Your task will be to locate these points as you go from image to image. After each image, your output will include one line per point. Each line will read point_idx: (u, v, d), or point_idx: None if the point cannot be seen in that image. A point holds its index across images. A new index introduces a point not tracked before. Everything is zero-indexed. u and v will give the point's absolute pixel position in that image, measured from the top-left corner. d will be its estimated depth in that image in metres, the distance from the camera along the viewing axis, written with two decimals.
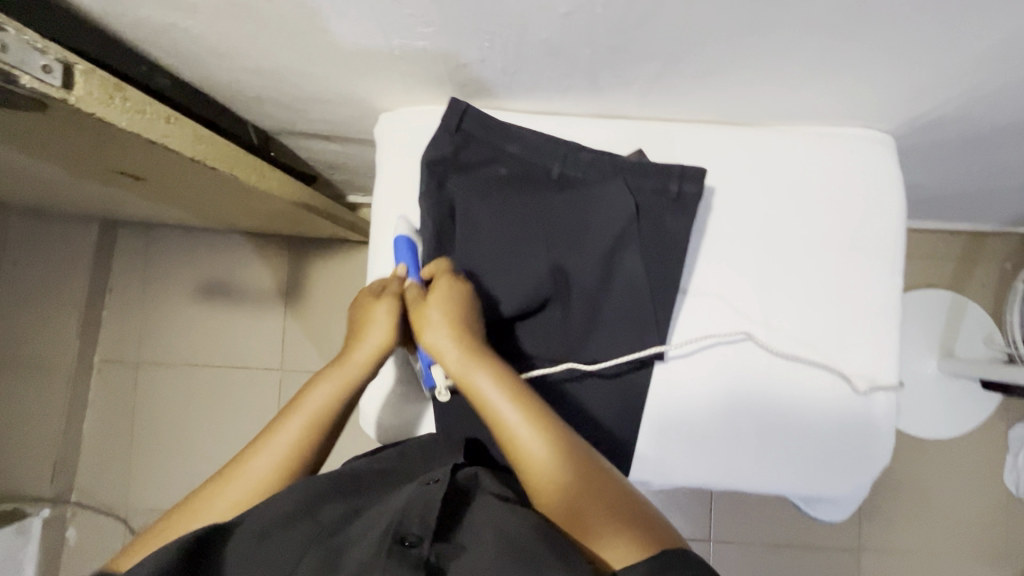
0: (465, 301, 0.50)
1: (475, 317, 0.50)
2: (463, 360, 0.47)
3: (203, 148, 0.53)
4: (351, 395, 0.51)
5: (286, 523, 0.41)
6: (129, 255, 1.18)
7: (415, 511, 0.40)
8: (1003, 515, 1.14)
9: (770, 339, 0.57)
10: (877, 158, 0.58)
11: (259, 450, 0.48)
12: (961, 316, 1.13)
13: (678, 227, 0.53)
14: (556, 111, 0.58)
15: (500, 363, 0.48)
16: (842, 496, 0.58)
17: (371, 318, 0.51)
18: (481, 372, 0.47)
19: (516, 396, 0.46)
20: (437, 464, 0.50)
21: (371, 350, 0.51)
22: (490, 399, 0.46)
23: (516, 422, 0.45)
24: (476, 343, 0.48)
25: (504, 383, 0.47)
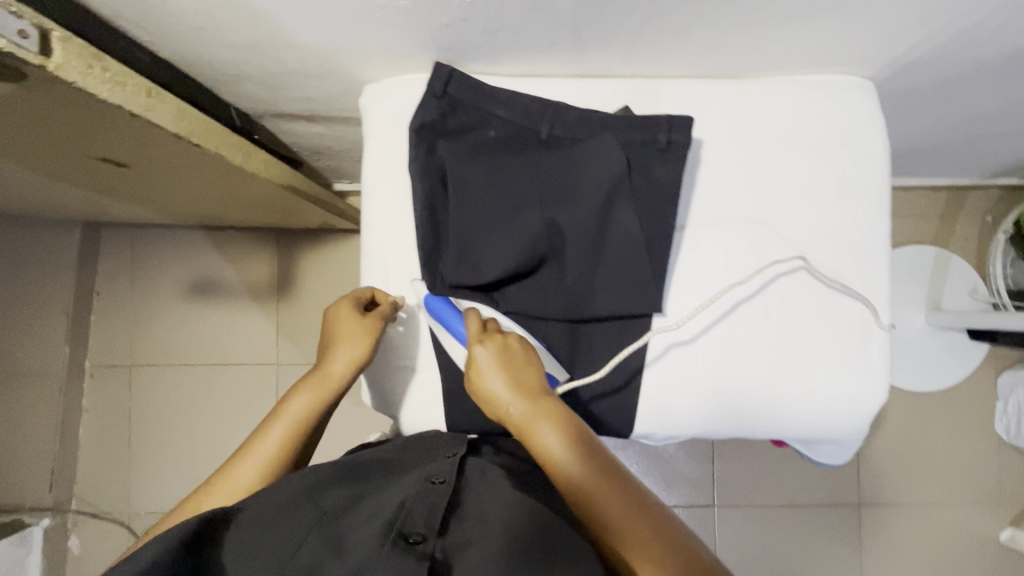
0: (517, 356, 0.51)
1: (531, 369, 0.51)
2: (525, 415, 0.48)
3: (186, 125, 0.53)
4: (329, 403, 0.56)
5: (291, 511, 0.42)
6: (113, 256, 1.17)
7: (419, 512, 0.41)
8: (994, 461, 1.17)
9: (821, 263, 0.58)
10: (860, 102, 0.59)
11: (247, 453, 0.52)
12: (947, 270, 1.15)
13: (668, 178, 0.54)
14: (540, 73, 0.58)
15: (561, 413, 0.49)
16: (842, 435, 0.59)
17: (348, 335, 0.55)
18: (543, 425, 0.47)
19: (579, 447, 0.47)
20: (439, 451, 0.51)
21: (348, 364, 0.55)
22: (555, 453, 0.46)
23: (582, 473, 0.45)
24: (535, 397, 0.49)
25: (565, 433, 0.47)
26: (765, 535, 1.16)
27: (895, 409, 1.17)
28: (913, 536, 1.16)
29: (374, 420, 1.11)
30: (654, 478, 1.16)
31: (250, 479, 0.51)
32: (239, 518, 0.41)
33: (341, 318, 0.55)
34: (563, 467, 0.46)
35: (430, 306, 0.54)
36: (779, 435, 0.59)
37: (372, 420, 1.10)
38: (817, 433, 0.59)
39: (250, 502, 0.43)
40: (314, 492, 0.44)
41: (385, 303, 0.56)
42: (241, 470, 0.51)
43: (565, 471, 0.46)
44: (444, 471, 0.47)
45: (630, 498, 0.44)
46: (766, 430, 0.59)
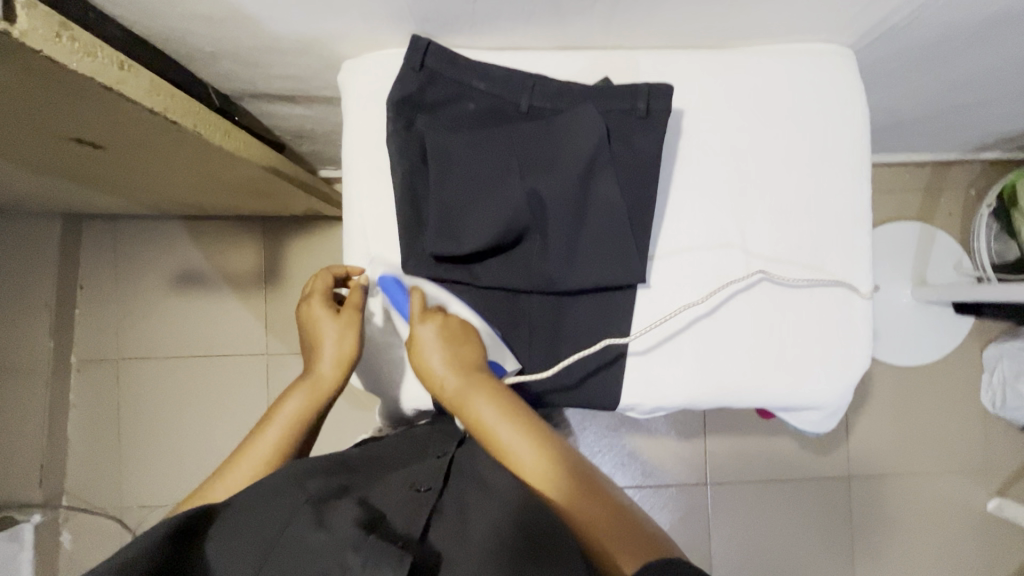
0: (458, 332, 0.54)
1: (470, 345, 0.54)
2: (460, 387, 0.52)
3: (161, 101, 0.52)
4: (322, 405, 0.55)
5: (276, 495, 0.42)
6: (97, 250, 1.15)
7: (399, 516, 0.41)
8: (979, 432, 1.19)
9: (781, 271, 0.58)
10: (840, 68, 0.59)
11: (240, 456, 0.52)
12: (931, 245, 1.16)
13: (649, 147, 0.53)
14: (520, 46, 0.57)
15: (495, 385, 0.52)
16: (827, 402, 0.59)
17: (330, 332, 0.54)
18: (477, 396, 0.51)
19: (512, 416, 0.50)
20: (425, 456, 0.51)
21: (336, 362, 0.54)
22: (487, 420, 0.50)
23: (510, 436, 0.49)
24: (472, 370, 0.52)
25: (499, 404, 0.51)
26: (758, 510, 1.17)
27: (883, 383, 1.19)
28: (902, 507, 1.18)
29: (365, 406, 1.10)
30: (648, 457, 1.17)
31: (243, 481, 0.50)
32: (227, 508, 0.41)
33: (322, 317, 0.55)
34: (494, 433, 0.50)
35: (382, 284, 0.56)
36: (766, 403, 0.59)
37: (363, 408, 1.10)
38: (804, 400, 0.59)
39: (236, 496, 0.43)
40: (300, 479, 0.45)
41: (354, 287, 0.55)
42: (233, 475, 0.51)
43: (496, 437, 0.49)
44: (428, 479, 0.46)
45: (553, 459, 0.48)
46: (753, 397, 0.59)
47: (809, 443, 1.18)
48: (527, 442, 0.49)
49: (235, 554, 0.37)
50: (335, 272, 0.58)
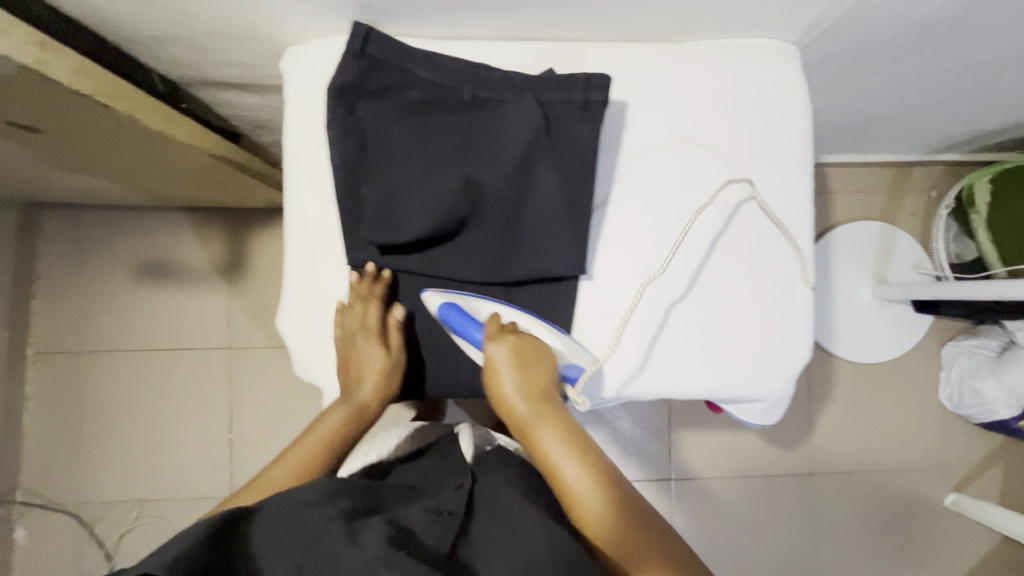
0: (532, 356, 0.54)
1: (541, 371, 0.54)
2: (529, 415, 0.53)
3: (89, 83, 0.51)
4: (361, 421, 0.61)
5: (307, 510, 0.48)
6: (56, 240, 1.12)
7: (429, 536, 0.47)
8: (937, 428, 1.21)
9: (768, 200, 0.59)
10: (783, 64, 0.59)
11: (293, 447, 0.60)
12: (893, 245, 1.18)
13: (585, 137, 0.54)
14: (465, 36, 0.57)
15: (562, 418, 0.54)
16: (768, 394, 0.60)
17: (373, 368, 0.57)
18: (544, 428, 0.53)
19: (578, 451, 0.52)
20: (447, 484, 0.57)
21: (375, 391, 0.58)
22: (553, 454, 0.52)
23: (576, 474, 0.51)
24: (541, 399, 0.54)
25: (566, 438, 0.53)
26: (720, 506, 1.18)
27: (844, 380, 1.20)
28: (861, 502, 1.20)
29: None
30: (614, 453, 1.17)
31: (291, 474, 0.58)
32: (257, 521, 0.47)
33: (365, 350, 0.56)
34: (557, 469, 0.52)
35: (443, 315, 0.53)
36: (709, 395, 0.59)
37: None
38: (745, 392, 0.59)
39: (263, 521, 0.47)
40: (328, 497, 0.50)
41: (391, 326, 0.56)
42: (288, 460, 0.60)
43: (559, 473, 0.52)
44: (453, 506, 0.53)
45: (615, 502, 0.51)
46: (697, 390, 0.59)
47: (771, 439, 1.19)
48: (590, 482, 0.51)
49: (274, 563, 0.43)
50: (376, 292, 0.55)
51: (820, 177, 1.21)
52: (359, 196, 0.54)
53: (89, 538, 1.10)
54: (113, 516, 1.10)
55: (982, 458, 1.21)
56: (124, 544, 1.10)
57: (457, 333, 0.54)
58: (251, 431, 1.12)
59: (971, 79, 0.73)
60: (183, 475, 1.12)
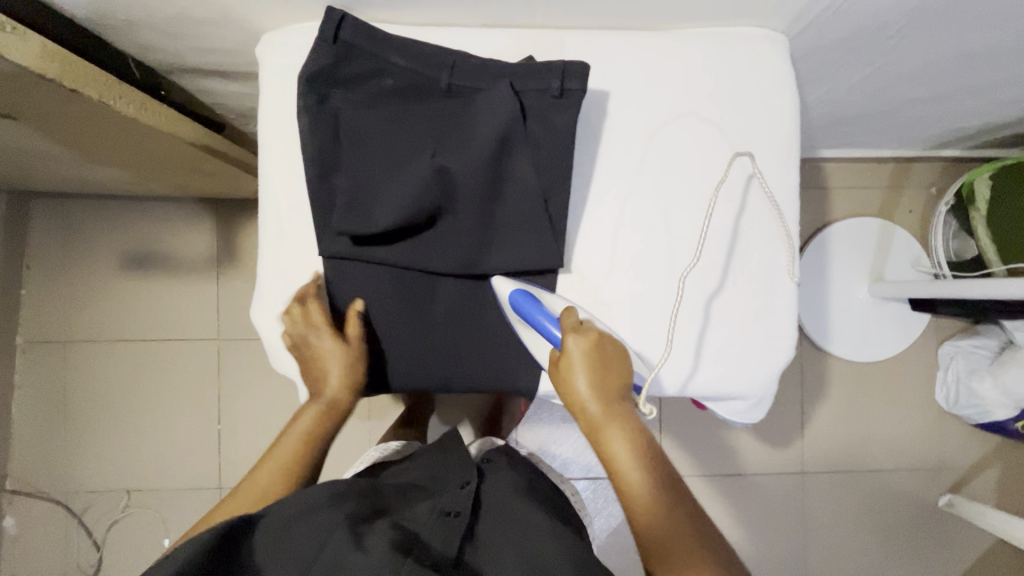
0: (608, 355, 0.51)
1: (617, 372, 0.52)
2: (599, 416, 0.51)
3: (55, 68, 0.51)
4: (334, 419, 0.57)
5: (312, 513, 0.47)
6: (45, 229, 1.12)
7: (436, 539, 0.46)
8: (932, 429, 1.20)
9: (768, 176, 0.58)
10: (769, 54, 0.58)
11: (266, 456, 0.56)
12: (891, 242, 1.15)
13: (562, 127, 0.53)
14: (443, 23, 0.56)
15: (633, 420, 0.51)
16: (751, 392, 0.59)
17: (332, 358, 0.54)
18: (614, 430, 0.51)
19: (644, 458, 0.50)
20: (452, 482, 0.57)
21: (341, 382, 0.55)
22: (619, 456, 0.50)
23: (639, 481, 0.49)
24: (615, 400, 0.51)
25: (636, 443, 0.50)
26: (710, 504, 1.17)
27: (838, 379, 1.19)
28: (853, 502, 1.19)
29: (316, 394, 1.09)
30: None
31: (270, 483, 0.54)
32: (263, 524, 0.46)
33: (322, 342, 0.54)
34: (623, 473, 0.50)
35: (516, 302, 0.52)
36: (690, 392, 0.59)
37: None
38: (727, 390, 0.58)
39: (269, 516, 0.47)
40: (335, 499, 0.50)
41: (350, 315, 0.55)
42: (259, 472, 0.55)
43: (624, 476, 0.50)
44: (457, 504, 0.52)
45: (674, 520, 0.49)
46: (679, 387, 0.58)
47: (763, 437, 1.18)
48: (650, 491, 0.49)
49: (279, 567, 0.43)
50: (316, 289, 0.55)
51: (817, 173, 1.19)
52: (332, 186, 0.53)
53: (78, 527, 1.10)
54: (102, 505, 1.11)
55: (979, 458, 1.19)
56: (113, 533, 1.10)
57: (526, 320, 0.52)
58: (239, 423, 1.12)
59: (969, 71, 0.71)
60: (170, 465, 1.12)
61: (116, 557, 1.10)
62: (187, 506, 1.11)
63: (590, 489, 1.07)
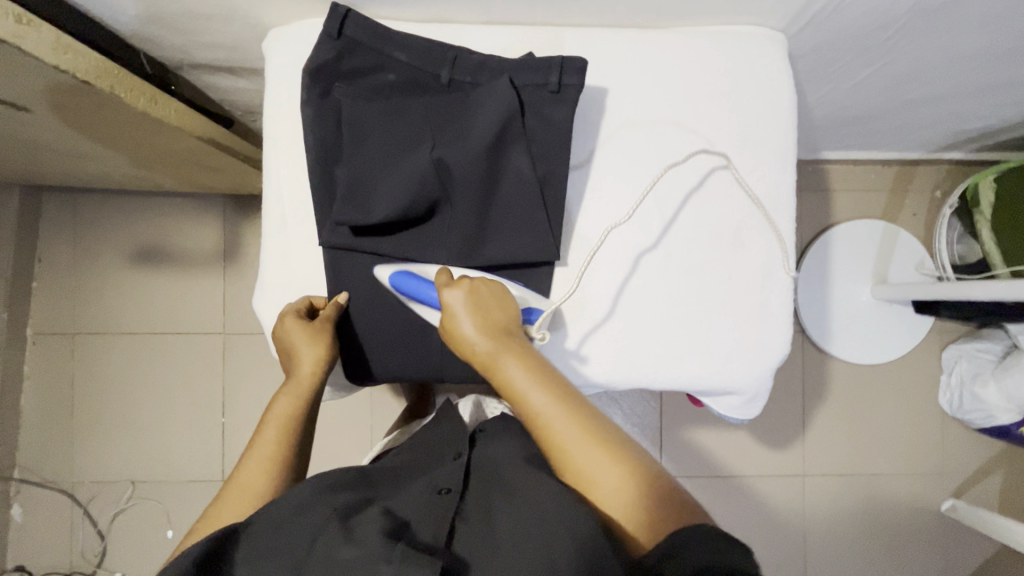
0: (489, 295, 0.51)
1: (500, 307, 0.51)
2: (492, 352, 0.49)
3: (69, 60, 0.52)
4: (309, 402, 0.56)
5: (299, 511, 0.47)
6: (57, 223, 1.15)
7: (426, 525, 0.46)
8: (935, 432, 1.19)
9: (755, 171, 0.59)
10: (769, 52, 0.58)
11: (244, 459, 0.52)
12: (893, 243, 1.15)
13: (559, 121, 0.54)
14: (446, 19, 0.57)
15: (527, 349, 0.50)
16: (745, 385, 0.59)
17: (301, 340, 0.54)
18: (509, 360, 0.49)
19: (545, 380, 0.48)
20: (442, 459, 0.58)
21: (316, 360, 0.55)
22: (519, 385, 0.48)
23: (545, 404, 0.47)
24: (504, 334, 0.50)
25: (532, 369, 0.49)
26: (710, 505, 1.17)
27: (839, 381, 1.19)
28: (854, 507, 1.18)
29: None
30: None
31: (258, 479, 0.51)
32: (248, 533, 0.45)
33: (292, 328, 0.54)
34: (527, 402, 0.48)
35: (397, 282, 0.53)
36: (682, 386, 0.59)
37: None
38: (721, 383, 0.59)
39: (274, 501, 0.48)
40: (324, 492, 0.49)
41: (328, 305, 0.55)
42: (243, 475, 0.51)
43: (530, 406, 0.48)
44: (449, 482, 0.52)
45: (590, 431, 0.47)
46: (671, 380, 0.58)
47: (763, 439, 1.18)
48: (559, 411, 0.47)
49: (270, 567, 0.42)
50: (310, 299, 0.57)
51: (820, 175, 1.19)
52: (334, 176, 0.55)
53: (82, 517, 1.12)
54: (106, 496, 1.12)
55: (981, 464, 1.18)
56: (116, 524, 1.12)
57: (411, 298, 0.53)
58: (243, 417, 1.14)
59: (971, 72, 0.71)
60: (173, 458, 1.13)
61: (118, 548, 1.12)
62: (190, 498, 1.12)
63: None
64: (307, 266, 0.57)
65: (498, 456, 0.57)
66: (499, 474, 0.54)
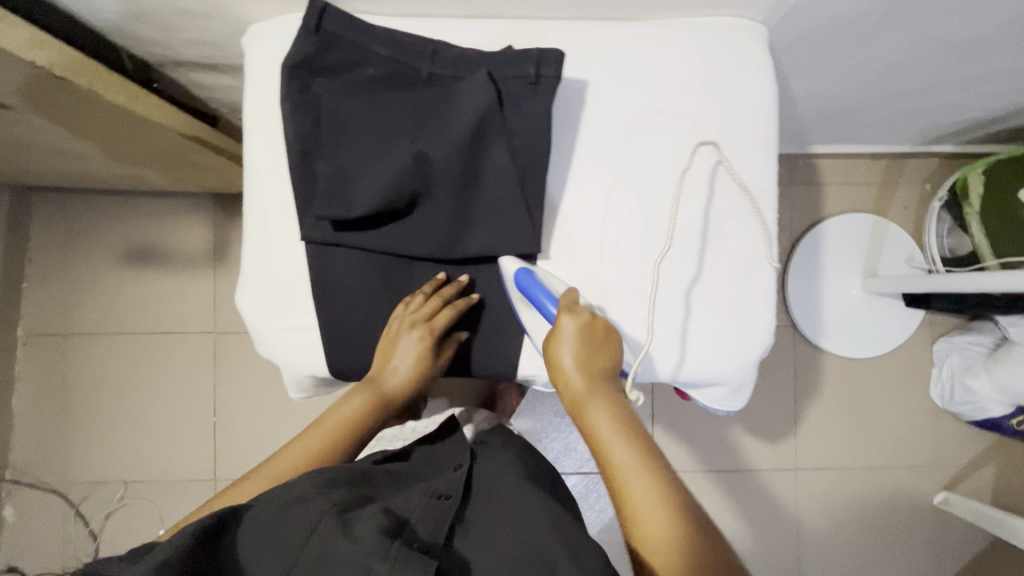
0: (599, 337, 0.52)
1: (604, 353, 0.52)
2: (584, 390, 0.51)
3: (45, 56, 0.52)
4: (371, 416, 0.58)
5: (298, 502, 0.46)
6: (47, 225, 1.14)
7: (425, 527, 0.46)
8: (927, 425, 1.19)
9: (738, 162, 0.59)
10: (749, 43, 0.58)
11: (292, 442, 0.56)
12: (883, 238, 1.15)
13: (537, 113, 0.54)
14: (425, 15, 0.57)
15: (617, 400, 0.51)
16: (730, 376, 0.59)
17: (405, 352, 0.57)
18: (598, 405, 0.50)
19: (629, 432, 0.49)
20: (444, 466, 0.58)
21: (401, 376, 0.58)
22: (603, 430, 0.49)
23: (625, 454, 0.47)
24: (599, 379, 0.51)
25: (619, 419, 0.49)
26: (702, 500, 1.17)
27: (830, 375, 1.19)
28: (846, 499, 1.18)
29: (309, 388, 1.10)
30: None
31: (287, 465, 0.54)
32: (250, 512, 0.45)
33: (401, 337, 0.56)
34: (605, 445, 0.49)
35: (521, 281, 0.54)
36: (666, 379, 0.59)
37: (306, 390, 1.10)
38: (706, 374, 0.59)
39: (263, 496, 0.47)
40: (324, 486, 0.49)
41: (453, 336, 0.59)
42: (279, 457, 0.55)
43: (607, 451, 0.48)
44: (449, 488, 0.53)
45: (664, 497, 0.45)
46: (654, 374, 0.58)
47: (755, 434, 1.18)
48: (638, 466, 0.47)
49: (266, 553, 0.42)
50: (443, 299, 0.57)
51: (810, 169, 1.20)
52: (315, 172, 0.54)
53: (75, 518, 1.12)
54: (98, 496, 1.12)
55: (973, 456, 1.18)
56: (108, 524, 1.12)
57: (537, 300, 0.53)
58: (234, 416, 1.14)
59: (955, 63, 0.71)
60: (164, 458, 1.13)
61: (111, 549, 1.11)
62: (182, 498, 1.12)
63: (583, 484, 1.07)
64: (288, 263, 0.57)
65: (497, 472, 0.58)
66: (493, 492, 0.54)
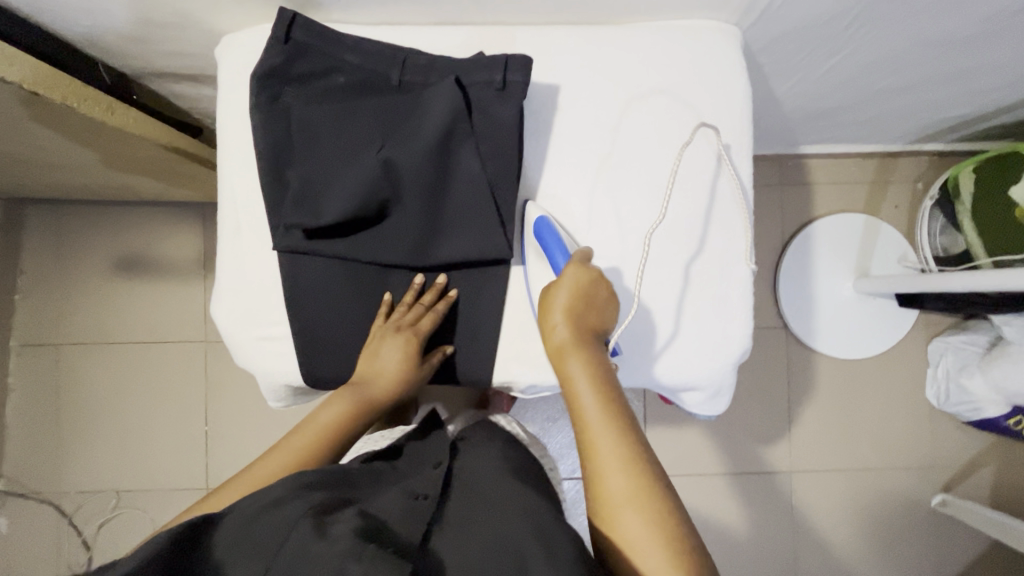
0: (595, 296, 0.52)
1: (595, 311, 0.52)
2: (569, 342, 0.51)
3: (15, 71, 0.53)
4: (356, 420, 0.58)
5: (272, 510, 0.45)
6: (39, 235, 1.15)
7: (402, 528, 0.44)
8: (923, 426, 1.18)
9: (711, 165, 0.58)
10: (722, 46, 0.58)
11: (274, 450, 0.56)
12: (875, 236, 1.14)
13: (505, 118, 0.53)
14: (396, 23, 0.57)
15: (599, 357, 0.51)
16: (706, 380, 0.59)
17: (391, 354, 0.57)
18: (578, 359, 0.50)
19: (604, 392, 0.49)
20: (425, 464, 0.57)
21: (387, 378, 0.58)
22: (580, 385, 0.49)
23: (597, 412, 0.48)
24: (586, 335, 0.51)
25: (598, 377, 0.49)
26: (696, 504, 1.16)
27: (824, 376, 1.18)
28: (843, 502, 1.17)
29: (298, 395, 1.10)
30: None
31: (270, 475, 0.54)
32: (220, 528, 0.43)
33: (387, 339, 0.56)
34: (579, 399, 0.49)
35: (539, 228, 0.55)
36: (640, 380, 0.59)
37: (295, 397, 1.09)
38: (682, 378, 0.58)
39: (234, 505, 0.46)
40: (301, 492, 0.47)
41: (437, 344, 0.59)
42: (261, 468, 0.54)
43: (580, 405, 0.49)
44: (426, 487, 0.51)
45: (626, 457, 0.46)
46: (628, 375, 0.59)
47: (749, 437, 1.17)
48: (606, 425, 0.47)
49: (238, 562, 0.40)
50: (424, 304, 0.57)
51: (799, 169, 1.19)
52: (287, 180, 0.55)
53: (68, 527, 1.12)
54: (91, 506, 1.13)
55: (971, 457, 1.17)
56: (101, 534, 1.12)
57: (551, 240, 0.54)
58: (225, 425, 1.14)
59: (936, 60, 0.70)
60: (155, 466, 1.14)
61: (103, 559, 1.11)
62: (174, 507, 1.12)
63: (574, 490, 1.06)
64: (261, 271, 0.57)
65: (477, 469, 0.57)
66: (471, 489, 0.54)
